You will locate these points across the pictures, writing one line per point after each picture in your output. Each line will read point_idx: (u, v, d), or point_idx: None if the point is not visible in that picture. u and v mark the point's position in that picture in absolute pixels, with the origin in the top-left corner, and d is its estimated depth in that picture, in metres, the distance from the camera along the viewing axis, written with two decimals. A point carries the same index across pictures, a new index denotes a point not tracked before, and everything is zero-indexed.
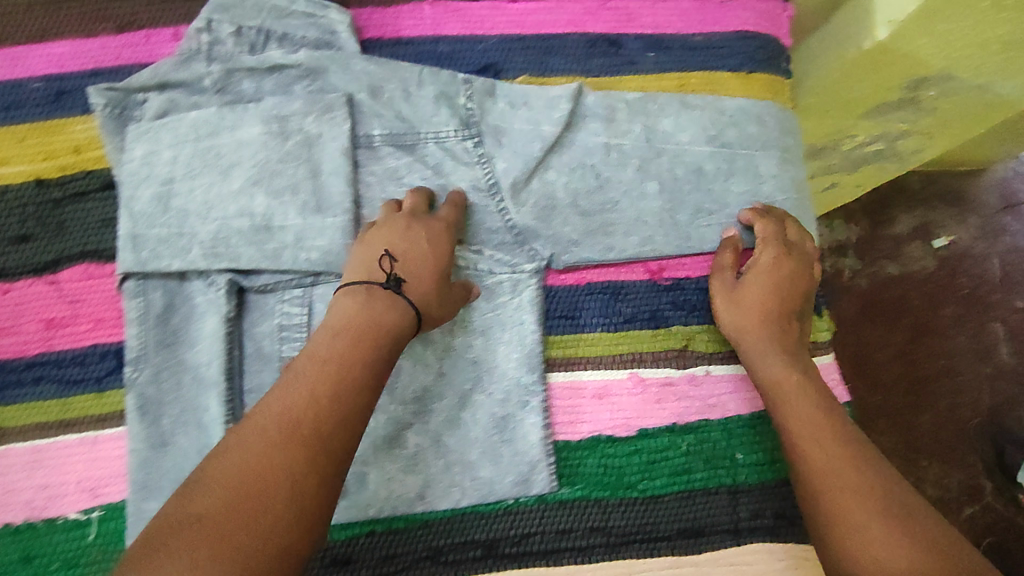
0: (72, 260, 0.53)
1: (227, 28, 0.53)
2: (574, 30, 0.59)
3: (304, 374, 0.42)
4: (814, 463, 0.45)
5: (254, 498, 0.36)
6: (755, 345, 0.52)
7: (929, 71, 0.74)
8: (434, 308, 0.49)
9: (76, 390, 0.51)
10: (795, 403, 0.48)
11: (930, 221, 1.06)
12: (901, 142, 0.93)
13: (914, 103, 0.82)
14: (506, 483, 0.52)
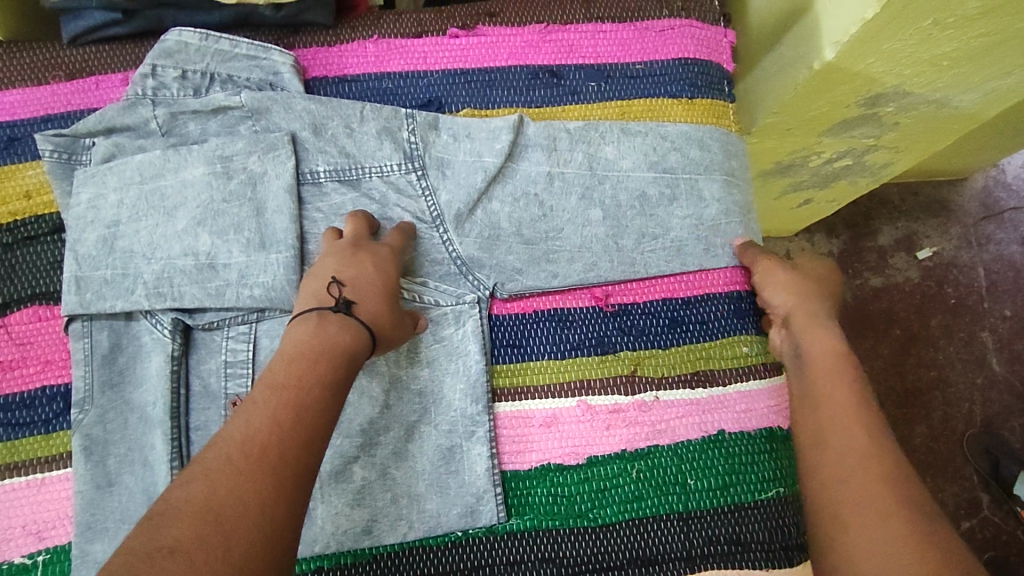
0: (21, 303, 0.53)
1: (171, 73, 0.55)
2: (516, 62, 0.60)
3: (257, 402, 0.41)
4: (837, 456, 0.43)
5: (222, 525, 0.35)
6: (804, 320, 0.52)
7: (883, 87, 0.75)
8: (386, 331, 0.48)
9: (24, 432, 0.51)
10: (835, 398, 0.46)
11: (913, 232, 1.12)
12: (868, 157, 0.94)
13: (875, 119, 0.83)
14: (452, 516, 0.51)
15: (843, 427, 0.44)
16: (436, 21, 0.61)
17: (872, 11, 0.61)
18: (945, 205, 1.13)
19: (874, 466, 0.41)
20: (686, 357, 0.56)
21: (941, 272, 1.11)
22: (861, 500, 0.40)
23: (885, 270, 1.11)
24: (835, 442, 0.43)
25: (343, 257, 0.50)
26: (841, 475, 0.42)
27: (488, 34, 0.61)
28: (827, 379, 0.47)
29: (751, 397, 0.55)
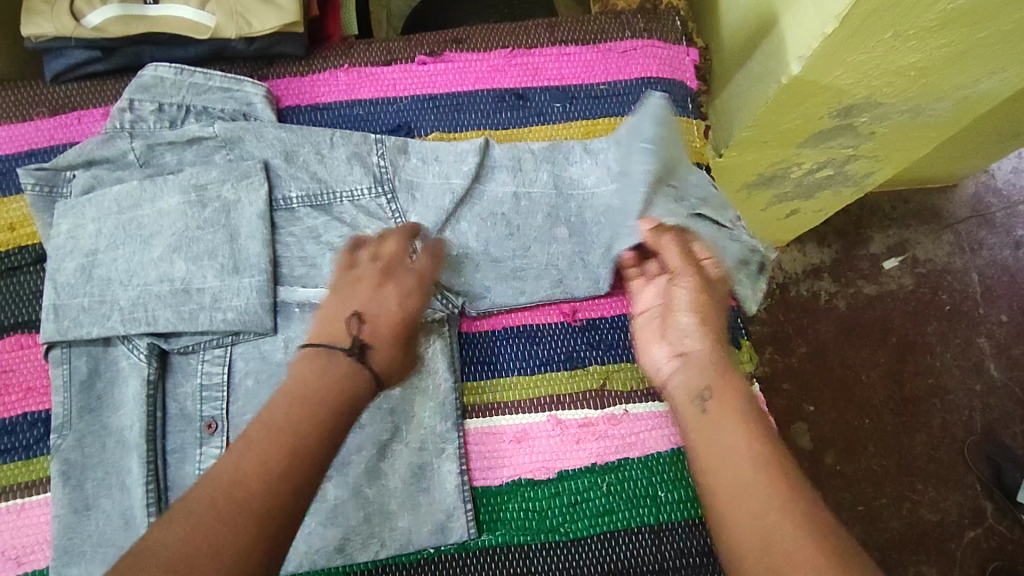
0: (3, 332, 0.55)
1: (148, 106, 0.57)
2: (483, 86, 0.62)
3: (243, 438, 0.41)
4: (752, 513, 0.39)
5: (217, 567, 0.36)
6: (694, 368, 0.47)
7: (854, 98, 0.76)
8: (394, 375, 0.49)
9: (6, 458, 0.52)
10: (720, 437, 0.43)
11: (904, 239, 1.13)
12: (848, 166, 0.95)
13: (851, 130, 0.84)
14: (423, 533, 0.50)
15: (746, 476, 0.40)
16: (405, 49, 0.63)
17: (831, 26, 0.63)
18: (935, 212, 1.14)
19: (793, 518, 0.37)
20: None
21: (930, 279, 1.11)
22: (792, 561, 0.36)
23: (877, 278, 1.11)
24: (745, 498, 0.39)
25: (343, 288, 0.51)
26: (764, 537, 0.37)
27: (456, 60, 0.63)
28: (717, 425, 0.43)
29: None
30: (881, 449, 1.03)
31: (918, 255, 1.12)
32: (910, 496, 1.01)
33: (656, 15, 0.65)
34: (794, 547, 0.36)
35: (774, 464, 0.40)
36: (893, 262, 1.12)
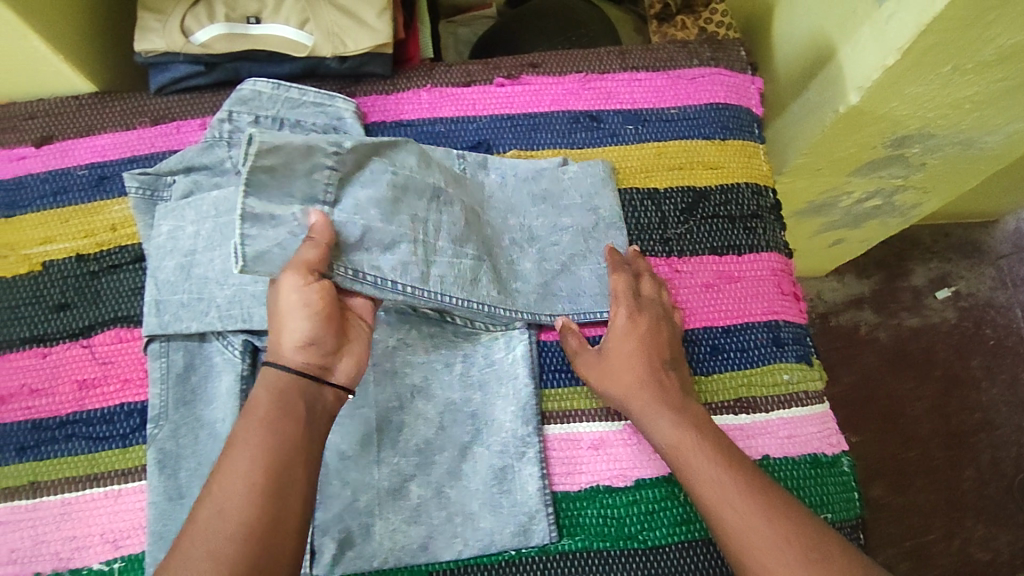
0: (103, 326, 0.58)
1: (246, 118, 0.60)
2: (558, 107, 0.65)
3: (248, 447, 0.42)
4: (729, 524, 0.45)
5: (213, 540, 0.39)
6: (625, 365, 0.53)
7: (908, 129, 0.78)
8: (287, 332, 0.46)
9: (103, 446, 0.55)
10: (665, 428, 0.50)
11: (945, 272, 1.13)
12: (897, 197, 0.96)
13: (903, 159, 0.86)
14: (506, 534, 0.52)
15: (724, 488, 0.46)
16: (484, 71, 0.66)
17: (893, 58, 0.65)
18: (976, 246, 1.15)
19: (755, 496, 0.45)
20: (731, 384, 0.57)
21: (973, 313, 1.11)
22: (760, 554, 0.43)
23: (920, 310, 1.11)
24: (727, 512, 0.45)
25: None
26: (736, 537, 0.44)
27: (532, 82, 0.65)
28: (688, 448, 0.49)
29: (795, 423, 0.56)
30: (928, 483, 1.01)
31: (959, 289, 1.12)
32: (960, 533, 0.99)
33: (721, 45, 0.68)
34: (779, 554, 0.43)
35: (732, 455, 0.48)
36: (946, 293, 1.12)
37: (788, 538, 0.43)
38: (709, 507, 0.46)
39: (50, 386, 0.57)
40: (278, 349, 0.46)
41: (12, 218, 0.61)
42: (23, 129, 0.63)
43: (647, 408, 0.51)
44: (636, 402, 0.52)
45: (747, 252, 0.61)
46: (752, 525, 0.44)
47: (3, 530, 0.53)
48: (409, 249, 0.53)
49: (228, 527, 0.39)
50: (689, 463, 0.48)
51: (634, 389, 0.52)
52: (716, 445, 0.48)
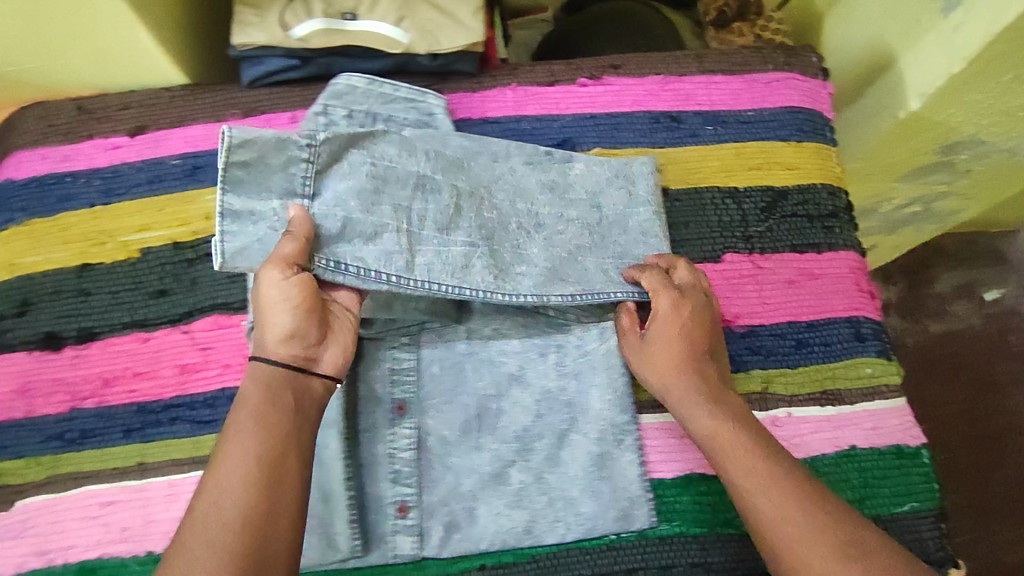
0: (202, 312, 0.60)
1: (340, 112, 0.62)
2: (639, 108, 0.67)
3: (242, 440, 0.44)
4: (762, 511, 0.46)
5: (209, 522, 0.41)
6: (662, 353, 0.55)
7: (960, 136, 0.80)
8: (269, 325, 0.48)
9: (207, 429, 0.57)
10: (700, 417, 0.52)
11: (971, 280, 1.15)
12: (938, 203, 0.99)
13: (949, 166, 0.88)
14: (608, 518, 0.54)
15: (761, 477, 0.47)
16: (567, 72, 0.68)
17: (959, 66, 0.67)
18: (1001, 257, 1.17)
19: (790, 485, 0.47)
20: (815, 377, 0.59)
21: (1005, 317, 1.14)
22: (791, 541, 0.44)
23: (945, 317, 1.13)
24: (761, 499, 0.46)
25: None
26: (770, 524, 0.46)
27: (614, 83, 0.67)
28: (726, 439, 0.50)
29: (877, 415, 0.59)
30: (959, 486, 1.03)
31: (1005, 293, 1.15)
32: (989, 536, 1.01)
33: (795, 51, 0.70)
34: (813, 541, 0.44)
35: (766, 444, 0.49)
36: (995, 293, 1.15)
37: (818, 528, 0.44)
38: (742, 493, 0.48)
39: (153, 370, 0.58)
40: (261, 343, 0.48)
41: (110, 205, 0.62)
42: (116, 119, 0.64)
43: (689, 399, 0.53)
44: (678, 391, 0.54)
45: (826, 250, 0.63)
46: (785, 513, 0.45)
47: (113, 510, 0.55)
48: (394, 239, 0.52)
49: (227, 514, 0.41)
50: (727, 451, 0.50)
51: (672, 377, 0.54)
52: (755, 437, 0.50)
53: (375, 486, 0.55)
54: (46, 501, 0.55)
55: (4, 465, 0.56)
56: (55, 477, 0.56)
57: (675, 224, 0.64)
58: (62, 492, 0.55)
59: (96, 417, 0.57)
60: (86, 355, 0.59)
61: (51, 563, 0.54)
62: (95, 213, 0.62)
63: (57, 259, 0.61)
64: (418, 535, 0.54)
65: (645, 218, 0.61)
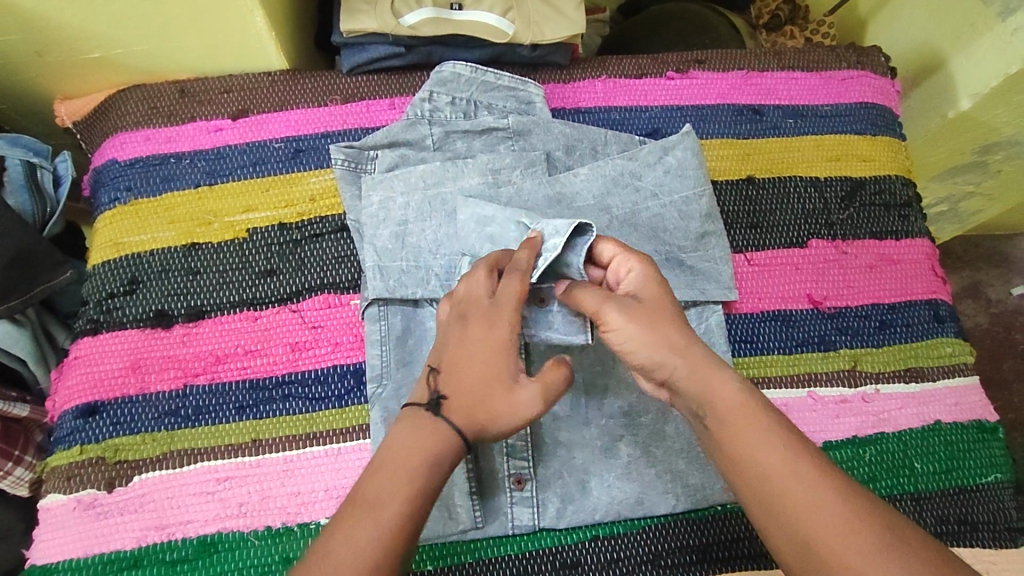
0: (311, 292, 0.60)
1: (444, 98, 0.64)
2: (724, 101, 0.70)
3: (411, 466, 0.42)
4: (792, 499, 0.41)
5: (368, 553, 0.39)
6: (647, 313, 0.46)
7: (999, 136, 0.81)
8: (486, 409, 0.44)
9: (320, 406, 0.57)
10: (710, 387, 0.44)
11: (978, 281, 1.13)
12: (964, 203, 0.99)
13: (983, 166, 0.89)
14: (716, 489, 0.56)
15: (793, 466, 0.41)
16: (654, 65, 0.71)
17: (1016, 66, 0.71)
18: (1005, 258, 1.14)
19: (817, 478, 0.41)
20: (899, 356, 0.63)
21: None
22: (833, 537, 0.39)
23: None
24: (792, 499, 0.41)
25: (483, 317, 0.46)
26: (808, 519, 0.40)
27: (698, 77, 0.71)
28: (747, 414, 0.43)
29: (959, 391, 0.62)
30: None
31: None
32: None
33: (864, 50, 0.74)
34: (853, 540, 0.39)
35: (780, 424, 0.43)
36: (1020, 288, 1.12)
37: (861, 522, 0.39)
38: (772, 477, 0.41)
39: (264, 348, 0.59)
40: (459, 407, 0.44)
41: (215, 186, 0.63)
42: (219, 102, 0.66)
43: (706, 369, 0.44)
44: (689, 360, 0.45)
45: (903, 237, 0.67)
46: (825, 503, 0.40)
47: (229, 485, 0.55)
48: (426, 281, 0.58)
49: (372, 535, 0.40)
50: (749, 427, 0.43)
51: (684, 346, 0.45)
52: (774, 416, 0.44)
53: (490, 460, 0.55)
54: (163, 476, 0.55)
55: (119, 441, 0.56)
56: (170, 452, 0.56)
57: (761, 211, 0.66)
58: (176, 468, 0.55)
59: (207, 394, 0.57)
60: (195, 333, 0.59)
61: (171, 536, 0.53)
62: (199, 194, 0.63)
63: (163, 238, 0.62)
64: (534, 507, 0.55)
65: (655, 211, 0.61)
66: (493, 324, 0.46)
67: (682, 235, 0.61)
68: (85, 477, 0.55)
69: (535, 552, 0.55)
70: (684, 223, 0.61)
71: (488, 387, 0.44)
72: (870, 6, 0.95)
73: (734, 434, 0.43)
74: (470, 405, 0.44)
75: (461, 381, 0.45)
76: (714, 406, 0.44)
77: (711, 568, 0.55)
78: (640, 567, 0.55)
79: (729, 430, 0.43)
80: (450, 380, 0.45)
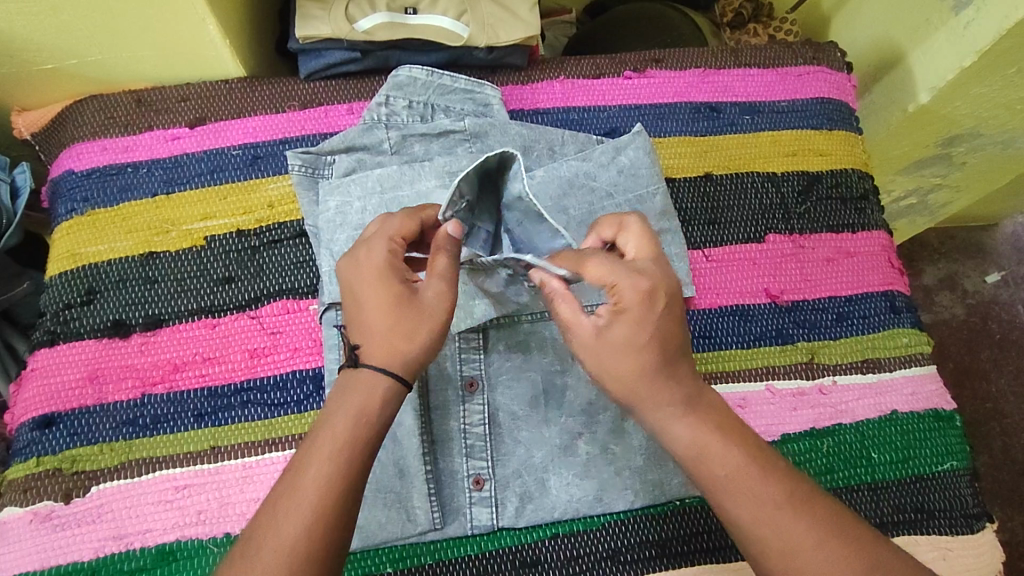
0: (269, 298, 0.61)
1: (401, 102, 0.64)
2: (681, 99, 0.71)
3: (319, 458, 0.42)
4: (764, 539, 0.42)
5: (310, 500, 0.41)
6: (613, 354, 0.44)
7: (959, 129, 0.82)
8: (395, 336, 0.45)
9: (279, 411, 0.58)
10: (677, 429, 0.44)
11: (953, 273, 1.14)
12: (932, 196, 1.00)
13: (947, 159, 0.90)
14: (674, 485, 0.57)
15: (763, 503, 0.42)
16: (612, 65, 0.71)
17: (970, 60, 0.71)
18: (979, 248, 1.15)
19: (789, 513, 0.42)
20: (856, 347, 0.63)
21: (1019, 304, 1.12)
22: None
23: (930, 308, 1.12)
24: (765, 533, 0.42)
25: (353, 256, 0.48)
26: (779, 557, 0.41)
27: (656, 76, 0.71)
28: (713, 460, 0.43)
29: (915, 381, 0.63)
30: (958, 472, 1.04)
31: (1015, 276, 1.14)
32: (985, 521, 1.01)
33: (821, 46, 0.75)
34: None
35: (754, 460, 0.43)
36: (992, 279, 1.13)
37: (832, 560, 0.41)
38: (743, 524, 0.42)
39: (222, 355, 0.59)
40: (379, 349, 0.45)
41: (172, 194, 0.63)
42: (175, 111, 0.66)
43: (667, 414, 0.44)
44: (651, 408, 0.44)
45: (859, 230, 0.68)
46: (797, 545, 0.41)
47: (187, 493, 0.55)
48: None
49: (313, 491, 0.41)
50: (714, 475, 0.43)
51: (646, 391, 0.44)
52: (744, 457, 0.43)
53: (449, 461, 0.55)
54: (121, 487, 0.55)
55: (76, 452, 0.56)
56: (128, 462, 0.56)
57: (719, 207, 0.67)
58: (134, 478, 0.55)
59: (166, 402, 0.58)
60: (153, 342, 0.59)
61: (129, 546, 0.53)
62: (157, 203, 0.63)
63: (120, 247, 0.62)
64: (493, 506, 0.55)
65: (611, 211, 0.61)
66: (368, 255, 0.47)
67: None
68: (41, 489, 0.55)
69: (495, 552, 0.55)
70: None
71: (392, 313, 0.45)
72: (833, 3, 0.96)
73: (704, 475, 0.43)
74: (376, 340, 0.45)
75: (370, 323, 0.46)
76: (685, 448, 0.44)
77: (671, 563, 0.56)
78: (599, 564, 0.55)
79: (699, 474, 0.44)
80: (356, 324, 0.46)
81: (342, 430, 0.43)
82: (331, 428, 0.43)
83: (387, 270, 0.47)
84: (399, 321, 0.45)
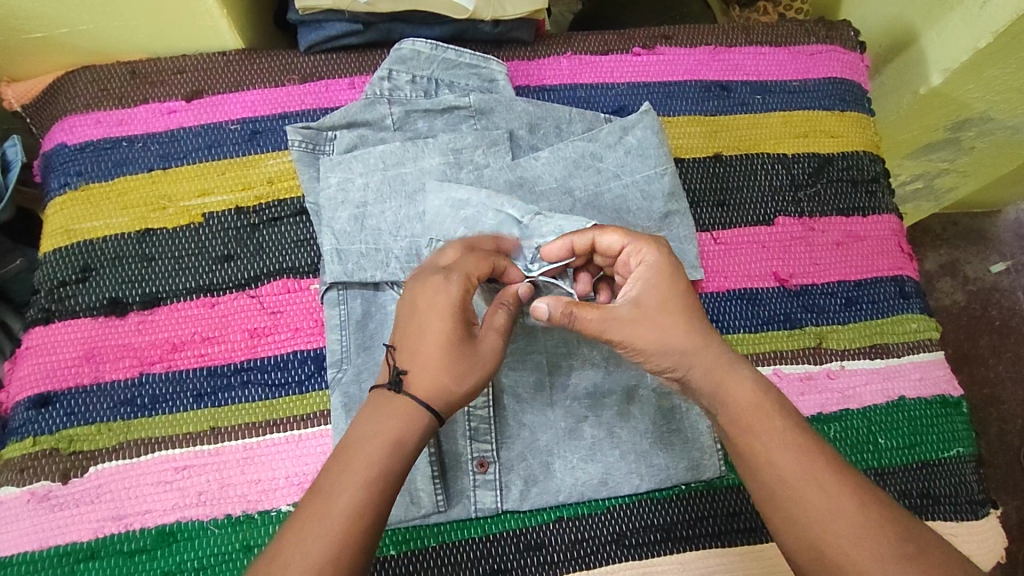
0: (269, 277, 0.59)
1: (404, 77, 0.62)
2: (691, 77, 0.69)
3: (348, 466, 0.42)
4: (806, 502, 0.40)
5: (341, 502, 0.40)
6: (653, 316, 0.46)
7: (971, 113, 0.80)
8: (445, 375, 0.45)
9: (280, 392, 0.56)
10: (726, 385, 0.44)
11: (955, 259, 1.13)
12: (938, 181, 0.98)
13: (957, 143, 0.88)
14: (680, 468, 0.56)
15: (805, 470, 0.41)
16: (620, 41, 0.69)
17: (985, 41, 0.69)
18: (983, 234, 1.14)
19: (829, 479, 0.41)
20: (865, 332, 0.63)
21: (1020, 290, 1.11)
22: (846, 544, 0.39)
23: (931, 294, 1.11)
24: (807, 495, 0.40)
25: (429, 281, 0.48)
26: (821, 519, 0.40)
27: (665, 53, 0.69)
28: (761, 416, 0.43)
29: (923, 366, 0.62)
30: None
31: (1017, 263, 1.13)
32: None
33: (834, 25, 0.73)
34: (868, 545, 0.39)
35: (797, 424, 0.43)
36: (994, 265, 1.13)
37: (873, 529, 0.39)
38: (786, 480, 0.41)
39: (222, 335, 0.58)
40: (421, 380, 0.45)
41: (168, 170, 0.62)
42: (171, 83, 0.64)
43: (720, 370, 0.45)
44: (702, 363, 0.45)
45: (870, 213, 0.67)
46: (838, 509, 0.40)
47: (187, 474, 0.54)
48: (388, 259, 0.57)
49: (344, 497, 0.41)
50: (764, 428, 0.42)
51: (692, 348, 0.45)
52: (793, 419, 0.43)
53: (452, 444, 0.55)
54: (120, 467, 0.54)
55: (73, 432, 0.55)
56: (127, 442, 0.55)
57: (728, 188, 0.65)
58: (132, 458, 0.54)
59: (165, 382, 0.56)
60: (151, 320, 0.58)
61: (129, 527, 0.53)
62: (153, 178, 0.61)
63: (116, 224, 0.60)
64: (498, 489, 0.55)
65: (617, 193, 0.60)
66: (445, 287, 0.47)
67: (645, 216, 0.60)
68: (38, 469, 0.54)
69: (500, 535, 0.55)
70: (647, 204, 0.60)
71: (449, 351, 0.45)
72: None
73: (750, 433, 0.42)
74: (424, 373, 0.45)
75: (421, 353, 0.45)
76: (735, 403, 0.43)
77: (675, 547, 0.55)
78: (604, 547, 0.55)
79: (743, 433, 0.43)
80: (409, 353, 0.46)
81: (364, 439, 0.43)
82: (362, 437, 0.43)
83: (457, 307, 0.47)
84: (453, 360, 0.45)
